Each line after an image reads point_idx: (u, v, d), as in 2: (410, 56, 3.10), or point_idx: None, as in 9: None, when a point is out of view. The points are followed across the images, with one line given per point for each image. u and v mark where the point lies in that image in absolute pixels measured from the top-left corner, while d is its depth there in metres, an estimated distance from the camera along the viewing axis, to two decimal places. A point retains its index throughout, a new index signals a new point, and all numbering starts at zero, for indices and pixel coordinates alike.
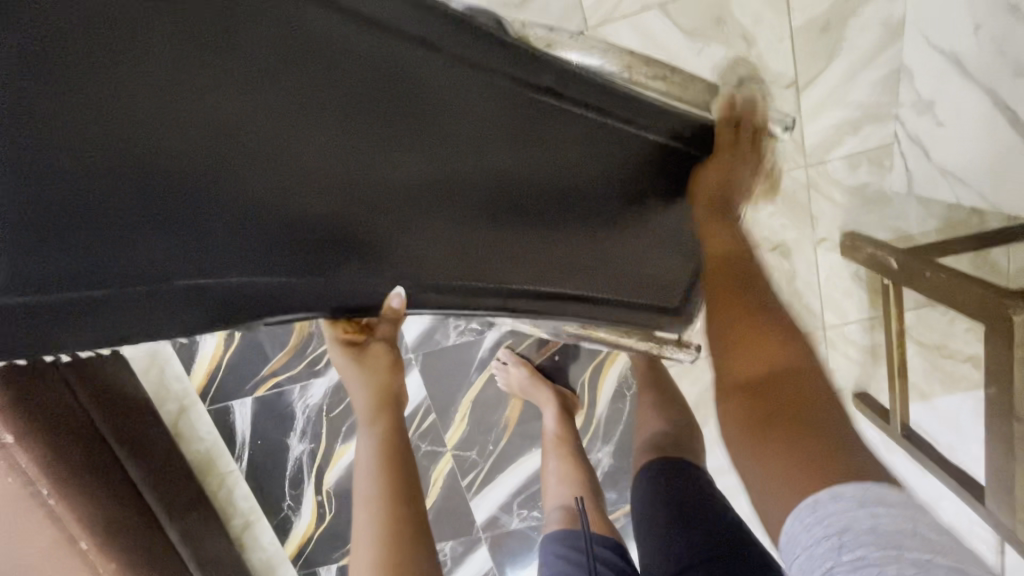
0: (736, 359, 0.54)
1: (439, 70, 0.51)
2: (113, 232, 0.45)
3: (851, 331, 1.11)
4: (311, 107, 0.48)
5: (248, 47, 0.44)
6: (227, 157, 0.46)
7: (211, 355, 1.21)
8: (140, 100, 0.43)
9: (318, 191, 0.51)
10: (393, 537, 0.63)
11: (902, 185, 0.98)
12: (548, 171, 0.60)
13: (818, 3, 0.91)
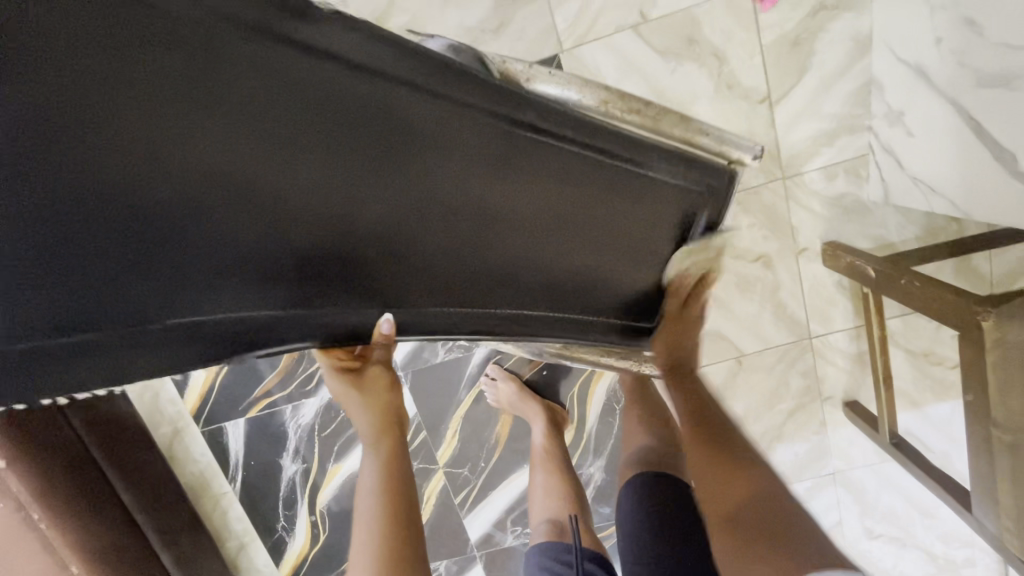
0: (713, 493, 0.65)
1: (427, 108, 0.49)
2: (91, 281, 0.41)
3: (838, 340, 1.11)
4: (297, 146, 0.45)
5: (227, 81, 0.41)
6: (210, 201, 0.43)
7: (204, 378, 1.22)
8: (112, 142, 0.39)
9: (303, 229, 0.48)
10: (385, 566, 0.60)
11: (879, 195, 0.99)
12: (537, 201, 0.59)
13: (787, 20, 0.93)
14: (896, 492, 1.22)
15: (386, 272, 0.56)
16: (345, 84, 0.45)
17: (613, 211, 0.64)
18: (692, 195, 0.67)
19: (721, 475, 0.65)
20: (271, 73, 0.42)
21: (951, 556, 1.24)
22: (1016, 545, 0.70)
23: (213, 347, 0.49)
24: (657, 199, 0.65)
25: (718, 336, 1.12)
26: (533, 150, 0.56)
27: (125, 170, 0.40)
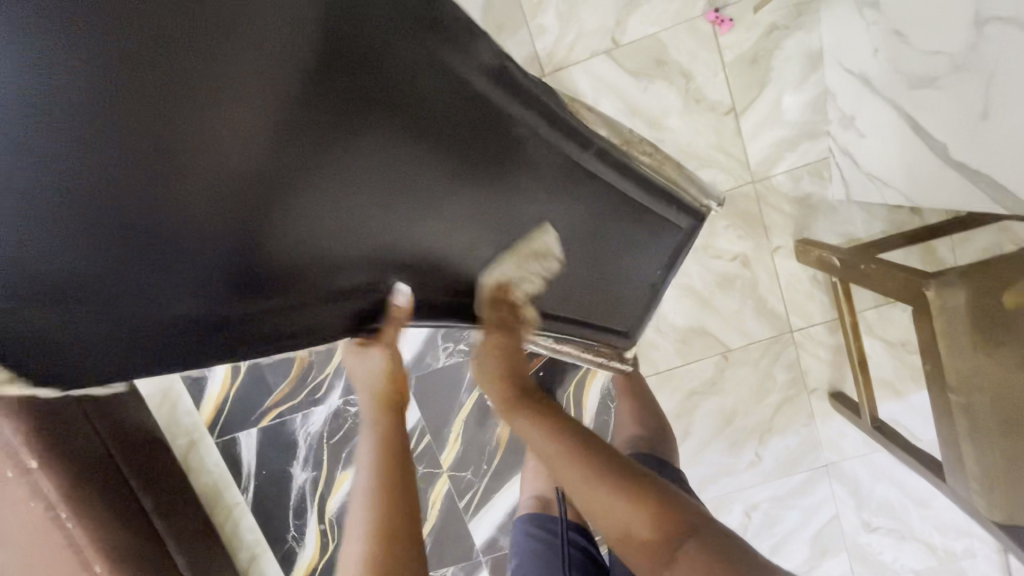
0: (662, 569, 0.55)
1: (525, 141, 0.58)
2: (172, 255, 0.41)
3: (818, 332, 1.17)
4: (420, 163, 0.51)
5: (382, 89, 0.46)
6: (343, 200, 0.48)
7: (219, 389, 1.29)
8: (251, 122, 0.40)
9: (404, 236, 0.54)
10: (381, 537, 0.58)
11: (842, 193, 1.07)
12: (576, 226, 0.66)
13: (745, 40, 1.03)
14: (890, 483, 1.25)
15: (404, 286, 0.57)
16: (467, 109, 0.52)
17: (615, 241, 0.70)
18: (677, 232, 0.74)
19: (626, 503, 0.60)
20: (398, 76, 0.46)
21: (950, 547, 1.25)
22: (983, 506, 0.74)
23: (245, 336, 0.48)
24: (648, 234, 0.72)
25: (705, 332, 1.19)
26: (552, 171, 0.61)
27: (235, 131, 0.40)
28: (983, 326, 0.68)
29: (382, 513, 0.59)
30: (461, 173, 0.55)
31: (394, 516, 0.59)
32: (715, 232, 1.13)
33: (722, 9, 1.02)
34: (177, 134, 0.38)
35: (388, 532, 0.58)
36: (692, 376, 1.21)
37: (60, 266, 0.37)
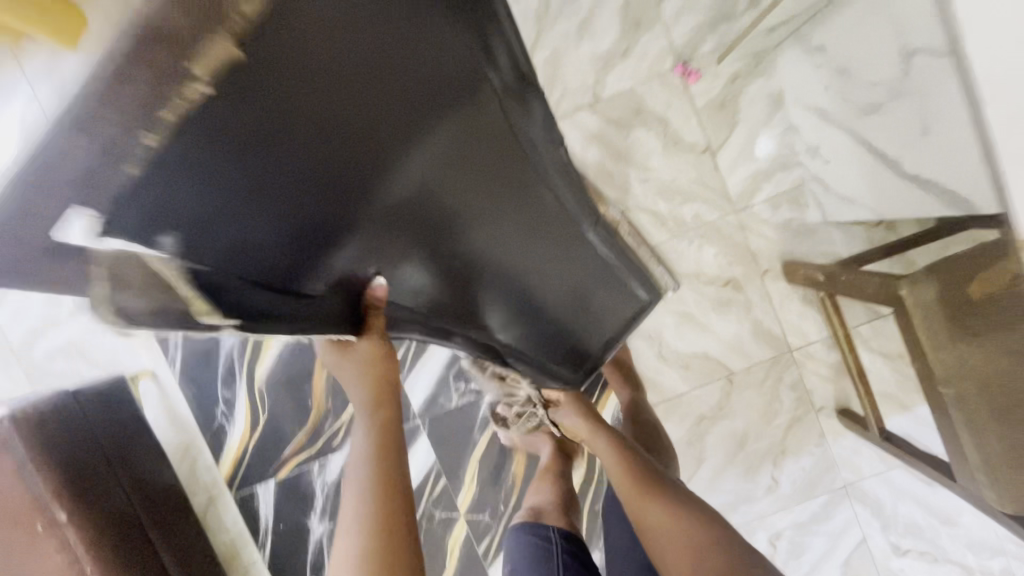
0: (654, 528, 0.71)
1: (546, 197, 0.65)
2: (249, 215, 0.42)
3: (817, 350, 1.21)
4: (462, 190, 0.57)
5: (463, 123, 0.51)
6: (391, 204, 0.52)
7: (237, 442, 1.31)
8: (361, 126, 0.43)
9: (422, 250, 0.59)
10: (375, 553, 0.54)
11: (819, 216, 1.14)
12: (558, 276, 0.74)
13: (712, 87, 1.15)
14: (913, 501, 1.23)
15: (414, 299, 0.63)
16: (516, 155, 0.58)
17: (591, 295, 0.81)
18: (635, 297, 0.86)
19: (680, 525, 0.70)
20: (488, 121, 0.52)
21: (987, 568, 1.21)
22: (998, 501, 0.75)
23: (294, 303, 0.48)
24: (613, 296, 0.84)
25: (707, 357, 1.22)
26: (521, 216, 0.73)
27: (351, 118, 0.42)
28: (960, 318, 0.72)
29: (374, 527, 0.56)
30: (497, 205, 0.61)
31: (397, 529, 0.57)
32: (706, 259, 1.20)
33: (689, 63, 1.14)
34: (311, 103, 0.38)
35: (381, 545, 0.55)
36: (699, 402, 1.23)
37: (166, 194, 0.36)
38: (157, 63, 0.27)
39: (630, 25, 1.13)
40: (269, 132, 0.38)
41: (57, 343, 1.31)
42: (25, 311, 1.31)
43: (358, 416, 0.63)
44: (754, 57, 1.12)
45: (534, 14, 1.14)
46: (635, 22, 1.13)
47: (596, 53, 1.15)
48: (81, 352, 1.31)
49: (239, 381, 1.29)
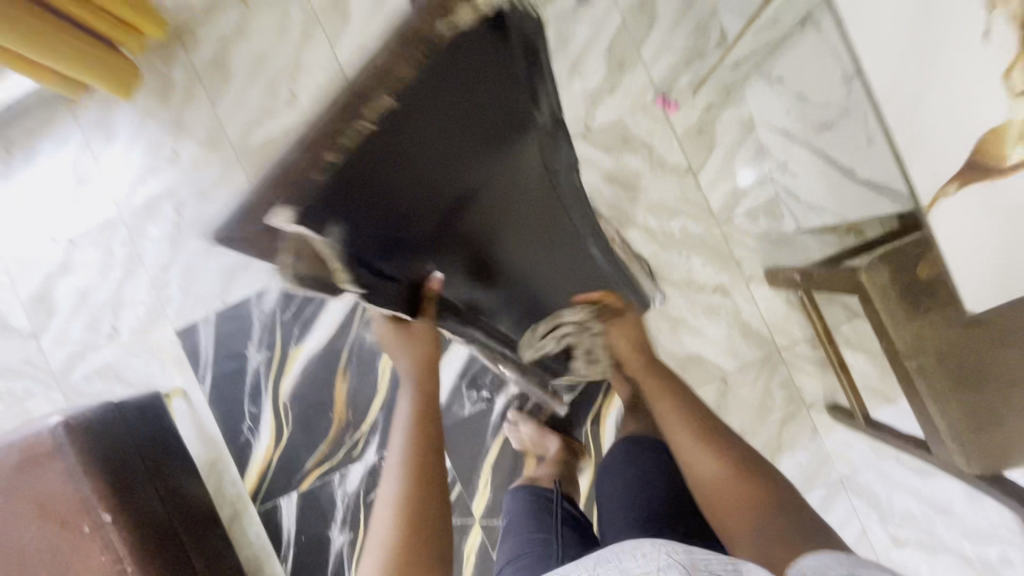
0: (704, 471, 0.72)
1: (568, 220, 0.79)
2: (360, 215, 0.56)
3: (803, 349, 1.30)
4: (508, 210, 0.70)
5: (512, 154, 0.66)
6: (454, 219, 0.66)
7: (262, 456, 1.38)
8: (443, 153, 0.58)
9: (471, 260, 0.72)
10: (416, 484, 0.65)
11: (794, 226, 1.27)
12: (574, 289, 0.87)
13: (690, 116, 1.30)
14: (907, 492, 1.29)
15: (458, 298, 0.76)
16: (549, 183, 0.73)
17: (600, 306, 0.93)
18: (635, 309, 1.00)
19: (719, 473, 0.71)
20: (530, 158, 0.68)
21: None
22: (963, 462, 0.84)
23: (376, 285, 0.62)
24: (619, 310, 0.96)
25: (701, 359, 1.32)
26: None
27: (439, 144, 0.56)
28: (912, 297, 0.83)
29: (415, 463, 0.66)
30: (533, 231, 0.75)
31: (434, 476, 0.66)
32: (694, 268, 1.31)
33: (669, 96, 1.30)
34: (417, 134, 0.53)
35: (420, 481, 0.65)
36: None
37: (319, 194, 0.50)
38: (351, 105, 0.45)
39: (615, 66, 1.30)
40: (387, 153, 0.52)
41: (94, 366, 1.40)
42: (66, 337, 1.41)
43: (405, 383, 0.73)
44: (725, 89, 1.28)
45: None
46: (619, 63, 1.30)
47: (586, 89, 1.31)
48: (116, 374, 1.39)
49: (265, 395, 1.38)
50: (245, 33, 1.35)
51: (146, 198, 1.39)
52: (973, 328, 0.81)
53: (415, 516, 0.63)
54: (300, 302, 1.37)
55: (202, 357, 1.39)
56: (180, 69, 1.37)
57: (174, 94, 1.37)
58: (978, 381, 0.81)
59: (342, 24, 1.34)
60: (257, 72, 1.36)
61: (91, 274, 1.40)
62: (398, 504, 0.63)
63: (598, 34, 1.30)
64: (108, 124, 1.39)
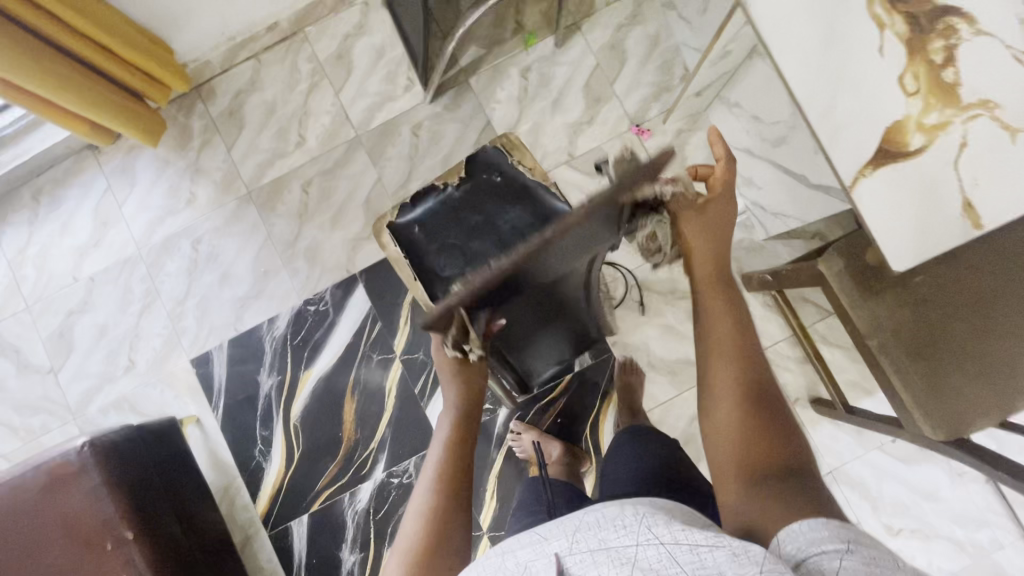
0: (722, 414, 0.69)
1: (593, 281, 0.91)
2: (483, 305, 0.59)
3: (783, 348, 1.39)
4: (567, 285, 0.79)
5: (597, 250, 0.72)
6: (534, 299, 0.72)
7: (274, 478, 1.42)
8: (561, 260, 0.62)
9: (526, 322, 0.80)
10: (446, 502, 0.71)
11: (764, 234, 1.39)
12: (575, 333, 1.00)
13: (663, 141, 1.44)
14: (895, 481, 1.35)
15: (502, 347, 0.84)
16: (602, 259, 0.82)
17: (585, 337, 1.10)
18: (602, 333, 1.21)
19: (735, 415, 0.68)
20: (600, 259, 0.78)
21: (976, 539, 1.31)
22: (930, 432, 0.91)
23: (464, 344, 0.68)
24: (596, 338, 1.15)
25: (690, 362, 1.40)
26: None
27: (565, 255, 0.60)
28: (866, 280, 0.93)
29: (447, 482, 0.72)
30: (572, 296, 0.85)
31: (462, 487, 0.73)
32: (677, 278, 1.41)
33: (642, 124, 1.44)
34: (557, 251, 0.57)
35: (453, 492, 0.72)
36: (689, 403, 1.39)
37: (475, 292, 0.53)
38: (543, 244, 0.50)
39: (592, 100, 1.46)
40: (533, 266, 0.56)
41: (111, 398, 1.45)
42: (84, 371, 1.47)
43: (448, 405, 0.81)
44: (691, 116, 1.43)
45: (517, 100, 1.47)
46: (596, 98, 1.45)
47: (568, 122, 1.46)
48: (131, 406, 1.44)
49: (276, 419, 1.43)
50: (258, 85, 1.50)
51: (165, 236, 1.49)
52: (922, 306, 0.91)
53: (440, 515, 0.70)
54: (309, 327, 1.45)
55: (216, 385, 1.45)
56: (198, 119, 1.51)
57: (192, 141, 1.50)
58: (931, 351, 0.90)
59: (345, 74, 1.50)
60: (269, 119, 1.50)
61: (111, 310, 1.48)
62: (427, 515, 0.70)
63: (575, 75, 1.46)
64: (131, 170, 1.51)
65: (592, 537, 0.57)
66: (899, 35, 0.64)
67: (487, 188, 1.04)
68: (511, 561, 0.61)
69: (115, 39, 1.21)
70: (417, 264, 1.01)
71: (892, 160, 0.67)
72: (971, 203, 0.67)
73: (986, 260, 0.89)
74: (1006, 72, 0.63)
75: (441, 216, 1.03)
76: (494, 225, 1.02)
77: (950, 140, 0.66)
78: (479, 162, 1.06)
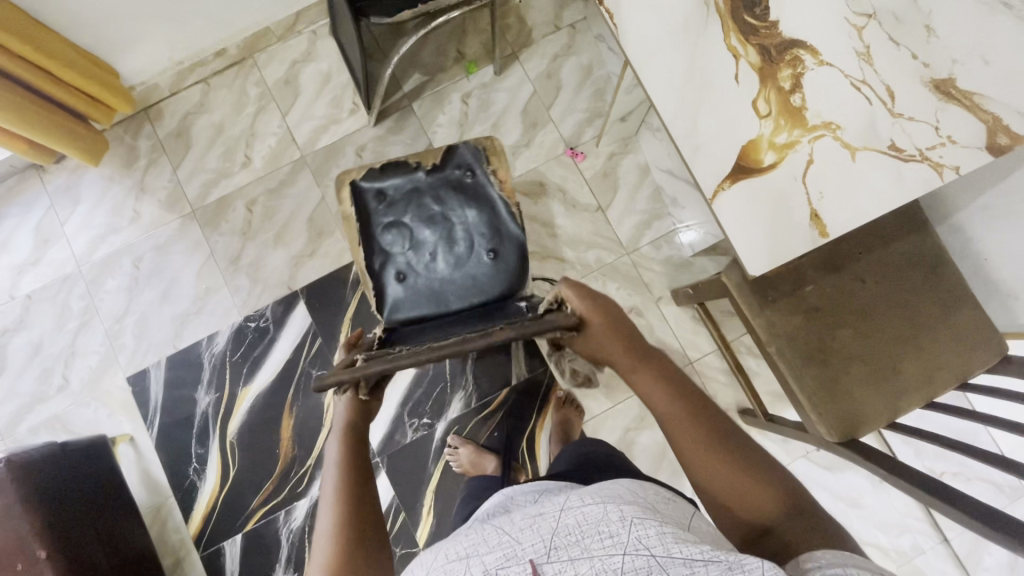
0: (716, 477, 0.64)
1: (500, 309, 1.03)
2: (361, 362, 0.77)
3: (712, 360, 1.44)
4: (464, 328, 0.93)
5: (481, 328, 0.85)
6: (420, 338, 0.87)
7: (208, 497, 1.40)
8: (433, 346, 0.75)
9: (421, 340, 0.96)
10: (350, 542, 0.67)
11: (691, 251, 1.46)
12: None
13: (596, 164, 1.51)
14: (821, 489, 1.39)
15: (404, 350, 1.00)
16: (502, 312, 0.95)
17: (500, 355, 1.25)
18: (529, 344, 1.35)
19: (728, 473, 0.64)
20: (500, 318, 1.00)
21: (899, 545, 1.35)
22: (826, 432, 0.96)
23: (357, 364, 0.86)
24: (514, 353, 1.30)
25: None
26: (458, 264, 1.04)
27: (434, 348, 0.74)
28: (764, 290, 0.98)
29: (348, 499, 0.71)
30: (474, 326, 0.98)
31: (361, 503, 0.71)
32: (610, 293, 1.46)
33: (576, 147, 1.52)
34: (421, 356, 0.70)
35: (353, 514, 0.69)
36: (623, 415, 1.43)
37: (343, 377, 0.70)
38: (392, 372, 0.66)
39: (529, 125, 1.53)
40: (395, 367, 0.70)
41: (42, 417, 1.43)
42: (15, 391, 1.44)
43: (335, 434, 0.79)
44: (622, 140, 1.51)
45: (458, 123, 1.53)
46: (533, 122, 1.53)
47: (506, 144, 1.52)
48: (64, 425, 1.42)
49: (212, 436, 1.42)
50: (206, 108, 1.54)
51: (106, 254, 1.50)
52: (812, 314, 0.97)
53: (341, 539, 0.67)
54: (249, 343, 1.46)
55: (151, 402, 1.44)
56: (145, 140, 1.53)
57: (138, 161, 1.53)
58: (822, 355, 0.96)
59: (292, 97, 1.55)
60: (215, 140, 1.53)
61: (47, 328, 1.47)
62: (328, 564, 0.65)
63: (514, 101, 1.53)
64: (75, 189, 1.52)
65: (576, 546, 0.51)
66: (752, 63, 0.79)
67: (455, 183, 1.06)
68: (480, 567, 0.52)
69: (56, 63, 1.24)
70: (365, 229, 1.04)
71: (746, 174, 0.80)
72: (818, 214, 0.77)
73: (868, 269, 0.97)
74: (844, 97, 0.76)
75: (405, 194, 1.05)
76: (446, 221, 1.05)
77: (798, 158, 0.78)
78: (458, 155, 1.06)
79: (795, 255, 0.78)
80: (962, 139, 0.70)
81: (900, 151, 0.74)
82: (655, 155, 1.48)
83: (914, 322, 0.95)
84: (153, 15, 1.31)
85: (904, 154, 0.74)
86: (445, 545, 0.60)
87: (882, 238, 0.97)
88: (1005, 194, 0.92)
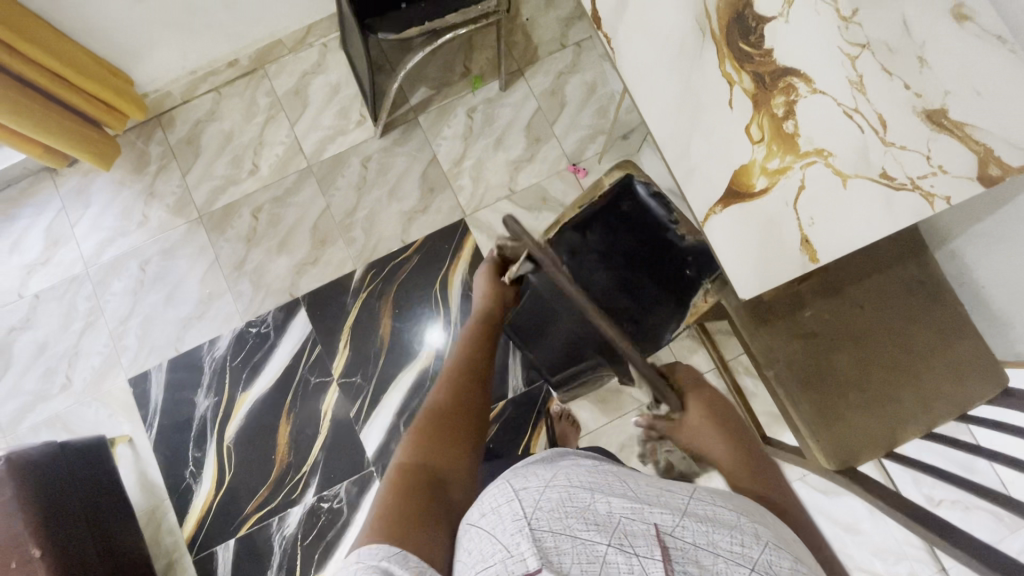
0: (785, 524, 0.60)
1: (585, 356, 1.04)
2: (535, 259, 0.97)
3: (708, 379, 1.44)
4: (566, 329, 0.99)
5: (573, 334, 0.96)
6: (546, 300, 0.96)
7: (203, 502, 1.41)
8: None
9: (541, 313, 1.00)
10: (451, 403, 0.75)
11: None
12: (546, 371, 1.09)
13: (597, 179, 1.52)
14: (817, 513, 1.38)
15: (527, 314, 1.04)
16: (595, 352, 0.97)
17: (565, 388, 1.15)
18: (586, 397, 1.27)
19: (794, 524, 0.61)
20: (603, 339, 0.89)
21: (895, 572, 1.33)
22: (822, 459, 0.96)
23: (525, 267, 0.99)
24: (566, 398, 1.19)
25: (620, 391, 1.45)
26: (611, 300, 0.97)
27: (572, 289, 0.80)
28: (760, 312, 0.98)
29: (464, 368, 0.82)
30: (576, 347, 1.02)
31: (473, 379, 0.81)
32: None
33: (578, 163, 1.54)
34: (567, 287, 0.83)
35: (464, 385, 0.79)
36: (618, 431, 1.43)
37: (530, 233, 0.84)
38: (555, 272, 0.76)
39: (532, 141, 1.55)
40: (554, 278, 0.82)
41: (44, 416, 1.45)
42: (19, 389, 1.46)
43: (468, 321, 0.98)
44: (624, 158, 1.53)
45: (463, 136, 1.56)
46: (536, 138, 1.55)
47: (509, 158, 1.54)
48: (64, 424, 1.44)
49: (209, 440, 1.43)
50: (217, 116, 1.58)
51: (114, 257, 1.53)
52: (807, 338, 0.97)
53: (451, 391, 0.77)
54: (249, 348, 1.47)
55: (152, 405, 1.45)
56: (157, 146, 1.57)
57: (149, 166, 1.56)
58: (816, 381, 0.96)
59: (301, 108, 1.58)
60: (224, 148, 1.57)
61: (53, 328, 1.49)
62: (414, 437, 0.69)
63: (517, 117, 1.56)
64: (87, 192, 1.55)
65: (704, 533, 0.48)
66: (746, 89, 0.81)
67: (672, 270, 0.96)
68: (602, 506, 0.50)
69: (73, 71, 1.27)
70: (596, 212, 0.97)
71: (737, 198, 0.81)
72: (808, 239, 0.79)
73: (866, 296, 0.97)
74: (836, 124, 0.77)
75: (638, 230, 0.97)
76: (636, 283, 0.97)
77: (789, 184, 0.79)
78: (709, 259, 0.96)
79: (783, 280, 0.80)
80: (952, 169, 0.73)
81: (892, 180, 0.76)
82: (656, 173, 1.50)
83: (910, 348, 0.95)
84: (166, 26, 1.35)
85: (895, 183, 0.75)
86: (563, 467, 0.58)
87: (877, 265, 0.98)
88: (1001, 224, 0.92)
